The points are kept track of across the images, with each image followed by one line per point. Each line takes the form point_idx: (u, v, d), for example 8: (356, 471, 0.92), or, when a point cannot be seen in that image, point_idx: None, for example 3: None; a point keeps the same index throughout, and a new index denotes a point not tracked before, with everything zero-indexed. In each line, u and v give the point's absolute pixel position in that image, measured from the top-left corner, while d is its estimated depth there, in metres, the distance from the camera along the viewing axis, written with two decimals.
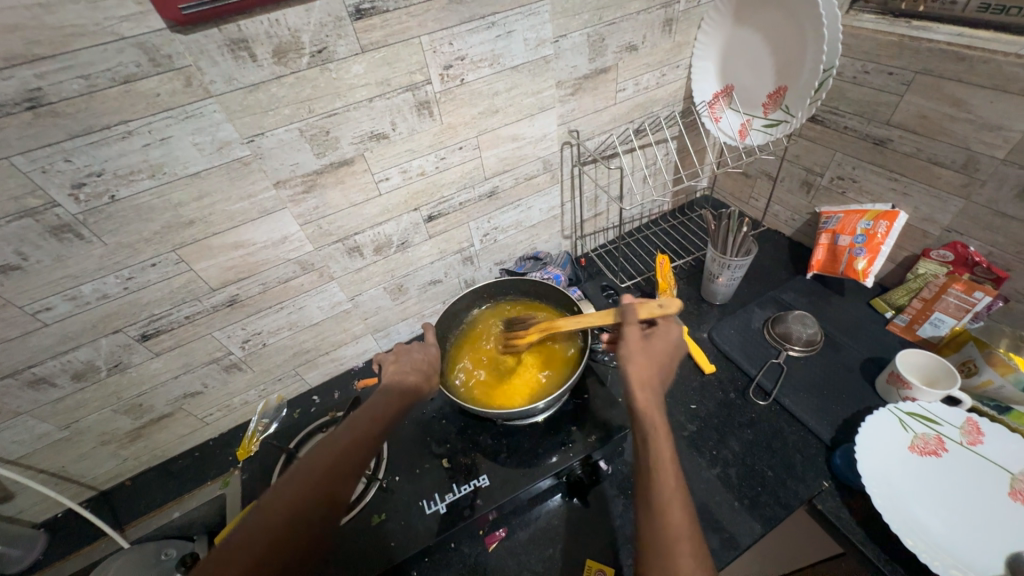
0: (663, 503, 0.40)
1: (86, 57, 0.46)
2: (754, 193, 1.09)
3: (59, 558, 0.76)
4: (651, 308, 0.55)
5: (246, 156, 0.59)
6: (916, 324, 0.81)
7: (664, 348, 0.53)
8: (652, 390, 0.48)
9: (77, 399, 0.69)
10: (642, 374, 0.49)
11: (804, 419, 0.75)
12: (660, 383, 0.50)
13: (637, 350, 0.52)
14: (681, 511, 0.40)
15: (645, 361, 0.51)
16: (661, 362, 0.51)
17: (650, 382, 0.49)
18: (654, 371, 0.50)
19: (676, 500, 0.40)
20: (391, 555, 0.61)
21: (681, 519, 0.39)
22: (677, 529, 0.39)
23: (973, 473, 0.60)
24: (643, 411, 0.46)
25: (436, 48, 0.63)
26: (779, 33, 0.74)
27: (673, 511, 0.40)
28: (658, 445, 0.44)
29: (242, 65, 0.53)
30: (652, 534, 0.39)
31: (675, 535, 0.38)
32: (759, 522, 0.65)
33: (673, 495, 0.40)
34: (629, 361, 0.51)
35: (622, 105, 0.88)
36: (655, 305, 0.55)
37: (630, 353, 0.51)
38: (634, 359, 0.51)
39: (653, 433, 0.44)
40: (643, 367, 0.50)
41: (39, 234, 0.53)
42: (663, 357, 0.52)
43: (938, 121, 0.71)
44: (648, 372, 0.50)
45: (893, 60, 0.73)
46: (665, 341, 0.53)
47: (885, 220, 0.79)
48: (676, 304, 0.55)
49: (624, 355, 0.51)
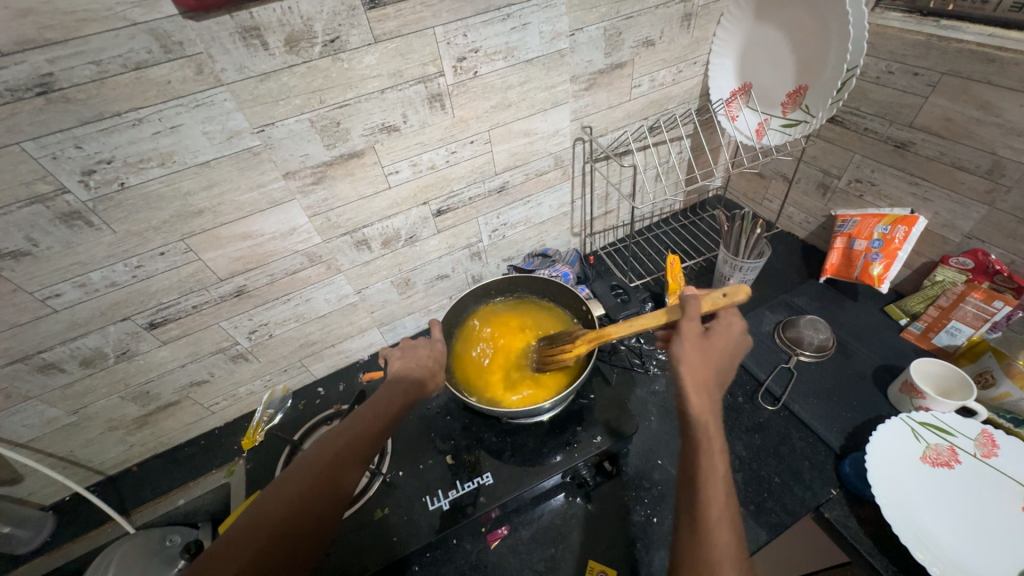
0: (708, 517, 0.38)
1: (97, 43, 0.45)
2: (768, 194, 1.07)
3: (65, 541, 0.77)
4: (715, 299, 0.54)
5: (255, 146, 0.58)
6: (931, 332, 0.79)
7: (725, 350, 0.50)
8: (707, 395, 0.46)
9: (86, 385, 0.69)
10: (696, 376, 0.47)
11: (814, 426, 0.74)
12: (713, 385, 0.47)
13: (694, 348, 0.49)
14: (727, 528, 0.38)
15: (700, 360, 0.48)
16: (718, 363, 0.49)
17: (703, 385, 0.47)
18: (708, 373, 0.48)
19: (722, 513, 0.39)
20: (394, 550, 0.61)
21: (727, 534, 0.37)
22: (722, 545, 0.37)
23: (985, 485, 0.59)
24: (695, 415, 0.44)
25: (449, 40, 0.62)
26: (802, 30, 0.72)
27: (718, 524, 0.38)
28: (709, 453, 0.42)
29: (254, 54, 0.52)
30: (695, 543, 0.37)
31: (718, 554, 0.36)
32: (765, 528, 0.64)
33: (721, 508, 0.39)
34: (683, 359, 0.48)
35: (637, 102, 0.86)
36: (719, 295, 0.54)
37: (687, 350, 0.49)
38: (688, 356, 0.48)
39: (705, 441, 0.42)
40: (698, 368, 0.48)
41: (49, 221, 0.53)
42: (719, 359, 0.50)
43: (963, 124, 0.69)
44: (702, 373, 0.48)
45: (919, 60, 0.71)
46: (725, 340, 0.51)
47: (904, 225, 0.77)
48: (743, 293, 0.53)
49: (679, 350, 0.49)
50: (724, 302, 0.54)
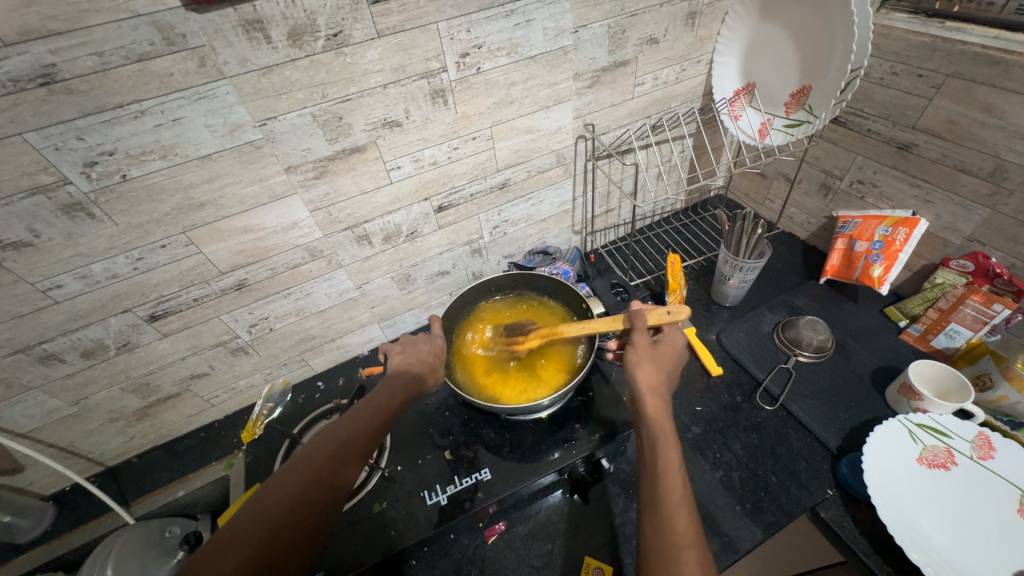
0: (668, 506, 0.40)
1: (100, 34, 0.45)
2: (770, 195, 1.07)
3: (65, 531, 0.78)
4: (660, 314, 0.59)
5: (257, 140, 0.58)
6: (930, 334, 0.79)
7: (672, 356, 0.55)
8: (661, 396, 0.50)
9: (86, 376, 0.69)
10: (651, 379, 0.51)
11: (812, 426, 0.74)
12: (665, 388, 0.51)
13: (646, 355, 0.54)
14: (687, 517, 0.40)
15: (653, 366, 0.53)
16: (666, 368, 0.54)
17: (656, 389, 0.50)
18: (660, 378, 0.52)
19: (681, 502, 0.41)
20: (391, 544, 0.62)
21: (687, 521, 0.39)
22: (682, 532, 0.39)
23: (982, 487, 0.59)
24: (649, 414, 0.48)
25: (453, 36, 0.61)
26: (807, 30, 0.72)
27: (679, 512, 0.40)
28: (665, 446, 0.45)
29: (257, 47, 0.52)
30: (658, 532, 0.39)
31: (680, 539, 0.38)
32: (761, 527, 0.65)
33: (680, 497, 0.41)
34: (638, 365, 0.53)
35: (640, 100, 0.86)
36: (663, 312, 0.59)
37: (640, 358, 0.54)
38: (642, 364, 0.53)
39: (660, 435, 0.46)
40: (651, 373, 0.52)
41: (51, 212, 0.53)
42: (667, 365, 0.54)
43: (967, 126, 0.69)
44: (655, 379, 0.51)
45: (923, 61, 0.71)
46: (672, 349, 0.56)
47: (905, 227, 0.77)
48: (686, 311, 0.57)
49: (633, 359, 0.53)
50: (669, 319, 0.58)
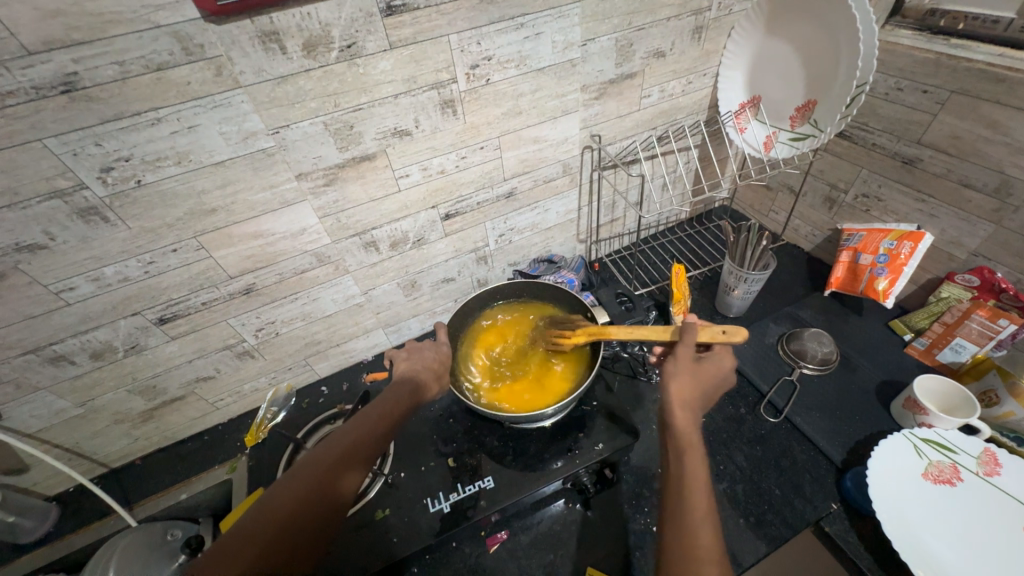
0: (694, 521, 0.40)
1: (120, 44, 0.46)
2: (774, 207, 1.08)
3: (68, 532, 0.78)
4: (713, 333, 0.55)
5: (269, 147, 0.59)
6: (935, 349, 0.79)
7: (715, 376, 0.51)
8: (692, 410, 0.48)
9: (94, 378, 0.70)
10: (684, 391, 0.49)
11: (816, 440, 0.74)
12: (700, 405, 0.49)
13: (685, 368, 0.51)
14: (711, 533, 0.40)
15: (689, 379, 0.50)
16: (705, 385, 0.51)
17: (691, 404, 0.48)
18: (697, 394, 0.49)
19: (706, 519, 0.40)
20: (393, 551, 0.61)
21: (710, 539, 0.39)
22: (706, 549, 0.38)
23: (988, 504, 0.58)
24: (681, 428, 0.46)
25: (463, 48, 0.62)
26: (812, 45, 0.73)
27: (704, 531, 0.39)
28: (694, 461, 0.44)
29: (272, 57, 0.53)
30: (682, 546, 0.39)
31: (704, 556, 0.38)
32: (765, 541, 0.64)
33: (705, 513, 0.41)
34: (673, 376, 0.50)
35: (646, 112, 0.87)
36: (718, 331, 0.54)
37: (678, 369, 0.51)
38: (679, 377, 0.50)
39: (689, 450, 0.44)
40: (686, 386, 0.49)
41: (66, 216, 0.54)
42: (708, 384, 0.51)
43: (972, 142, 0.69)
44: (691, 394, 0.49)
45: (928, 77, 0.71)
46: (716, 369, 0.52)
47: (910, 241, 0.77)
48: (742, 334, 0.53)
49: (671, 370, 0.51)
50: (722, 338, 0.55)
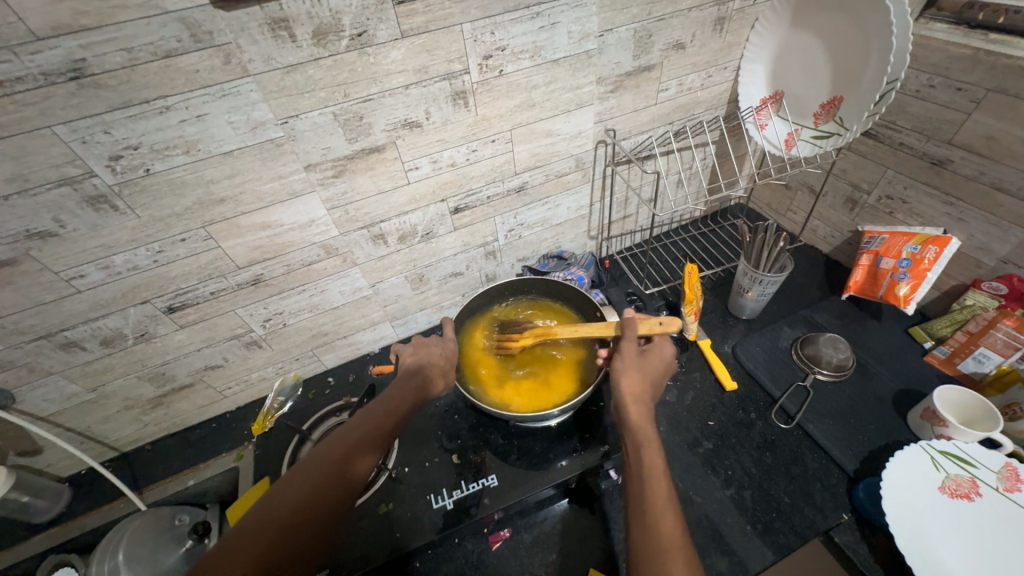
0: (655, 512, 0.40)
1: (129, 30, 0.46)
2: (792, 206, 1.05)
3: (80, 513, 0.80)
4: (651, 324, 0.58)
5: (278, 137, 0.58)
6: (957, 358, 0.77)
7: (659, 367, 0.55)
8: (644, 403, 0.50)
9: (104, 364, 0.70)
10: (634, 387, 0.52)
11: (828, 448, 0.72)
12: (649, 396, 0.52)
13: (632, 363, 0.54)
14: (675, 523, 0.40)
15: (637, 374, 0.53)
16: (652, 377, 0.54)
17: (641, 396, 0.51)
18: (645, 386, 0.52)
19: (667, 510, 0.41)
20: (396, 545, 0.62)
21: (674, 528, 0.39)
22: (669, 537, 0.38)
23: (1009, 521, 0.56)
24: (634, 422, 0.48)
25: (477, 37, 0.61)
26: (840, 38, 0.70)
27: (666, 519, 0.40)
28: (649, 452, 0.45)
29: (281, 45, 0.52)
30: (645, 539, 0.39)
31: (667, 545, 0.38)
32: (772, 549, 0.63)
33: (667, 503, 0.41)
34: (623, 373, 0.53)
35: (663, 106, 0.84)
36: (655, 322, 0.58)
37: (626, 366, 0.54)
38: (627, 372, 0.53)
39: (645, 443, 0.46)
40: (636, 381, 0.52)
41: (76, 203, 0.54)
42: (654, 375, 0.55)
43: (1007, 143, 0.66)
44: (641, 387, 0.52)
45: (964, 74, 0.68)
46: (659, 359, 0.56)
47: (935, 246, 0.74)
48: (676, 324, 0.57)
49: (619, 367, 0.54)
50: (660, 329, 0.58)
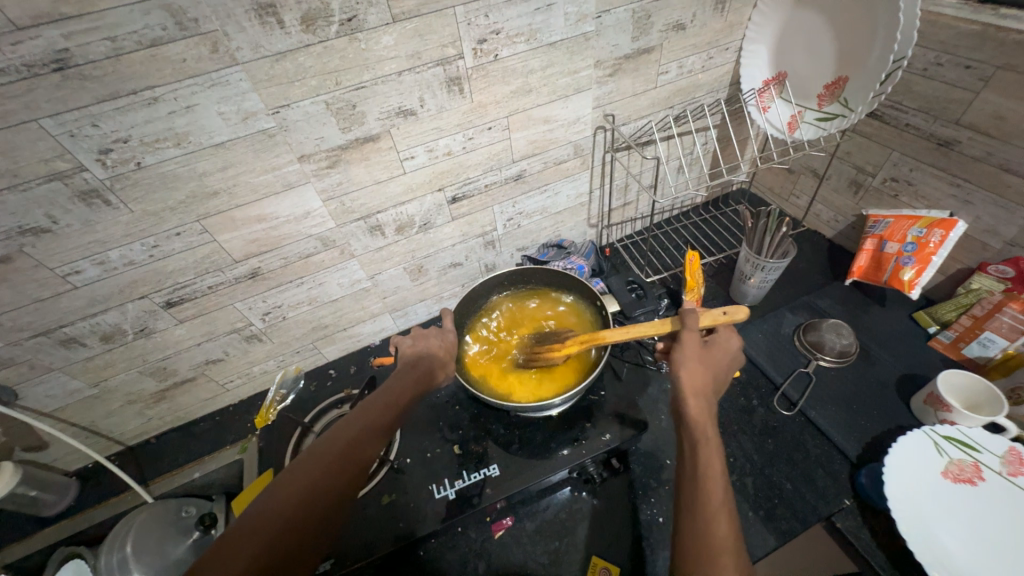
0: (710, 515, 0.40)
1: (112, 18, 0.44)
2: (796, 190, 1.03)
3: (89, 506, 0.81)
4: (715, 315, 0.54)
5: (270, 128, 0.57)
6: (962, 342, 0.76)
7: (723, 361, 0.52)
8: (705, 399, 0.48)
9: (105, 359, 0.71)
10: (694, 381, 0.49)
11: (830, 434, 0.72)
12: (710, 391, 0.50)
13: (694, 356, 0.51)
14: (728, 527, 0.40)
15: (700, 368, 0.50)
16: (715, 372, 0.51)
17: (703, 391, 0.48)
18: (707, 381, 0.50)
19: (722, 513, 0.40)
20: (400, 535, 0.62)
21: (727, 535, 0.39)
22: (722, 542, 0.38)
23: (1012, 506, 0.56)
24: (694, 419, 0.46)
25: (471, 21, 0.59)
26: (846, 15, 0.67)
27: (719, 522, 0.39)
28: (709, 452, 0.43)
29: (269, 32, 0.51)
30: (696, 539, 0.39)
31: (720, 550, 0.38)
32: (773, 535, 0.63)
33: (721, 507, 0.40)
34: (683, 365, 0.50)
35: (663, 89, 0.82)
36: (719, 312, 0.54)
37: (686, 357, 0.51)
38: (688, 365, 0.50)
39: (704, 441, 0.44)
40: (696, 376, 0.50)
41: (68, 199, 0.53)
42: (717, 369, 0.52)
43: (1017, 123, 0.64)
44: (701, 379, 0.50)
45: (973, 51, 0.66)
46: (724, 351, 0.53)
47: (941, 229, 0.73)
48: (743, 312, 0.53)
49: (678, 358, 0.51)
50: (725, 319, 0.54)
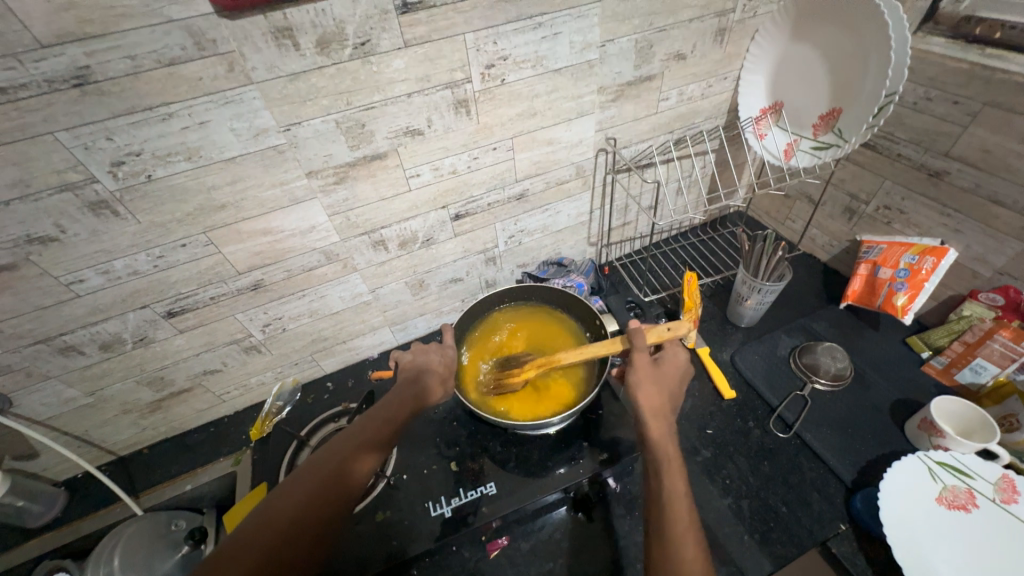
0: (677, 535, 0.40)
1: (133, 38, 0.46)
2: (791, 214, 1.06)
3: (76, 518, 0.79)
4: (659, 331, 0.59)
5: (280, 144, 0.58)
6: (954, 368, 0.77)
7: (675, 376, 0.55)
8: (663, 417, 0.50)
9: (103, 368, 0.70)
10: (651, 400, 0.51)
11: (826, 458, 0.72)
12: (668, 409, 0.51)
13: (648, 376, 0.54)
14: (695, 546, 0.40)
15: (654, 387, 0.52)
16: (669, 390, 0.53)
17: (660, 409, 0.50)
18: (663, 399, 0.52)
19: (688, 532, 0.41)
20: (395, 553, 0.61)
21: (695, 555, 0.39)
22: (692, 564, 0.38)
23: (1005, 533, 0.57)
24: (655, 441, 0.48)
25: (479, 47, 0.61)
26: (840, 51, 0.70)
27: (687, 542, 0.40)
28: (669, 470, 0.45)
29: (285, 54, 0.52)
30: (668, 563, 0.39)
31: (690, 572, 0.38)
32: (769, 560, 0.63)
33: (687, 525, 0.41)
34: (639, 387, 0.52)
35: (663, 115, 0.85)
36: (663, 329, 0.59)
37: (641, 378, 0.53)
38: (643, 385, 0.52)
39: (665, 460, 0.46)
40: (653, 395, 0.52)
41: (77, 209, 0.54)
42: (673, 387, 0.54)
43: (1003, 157, 0.66)
44: (657, 398, 0.52)
45: (960, 88, 0.69)
46: (675, 366, 0.56)
47: (933, 256, 0.74)
48: (684, 327, 0.59)
49: (635, 379, 0.53)
50: (669, 335, 0.59)
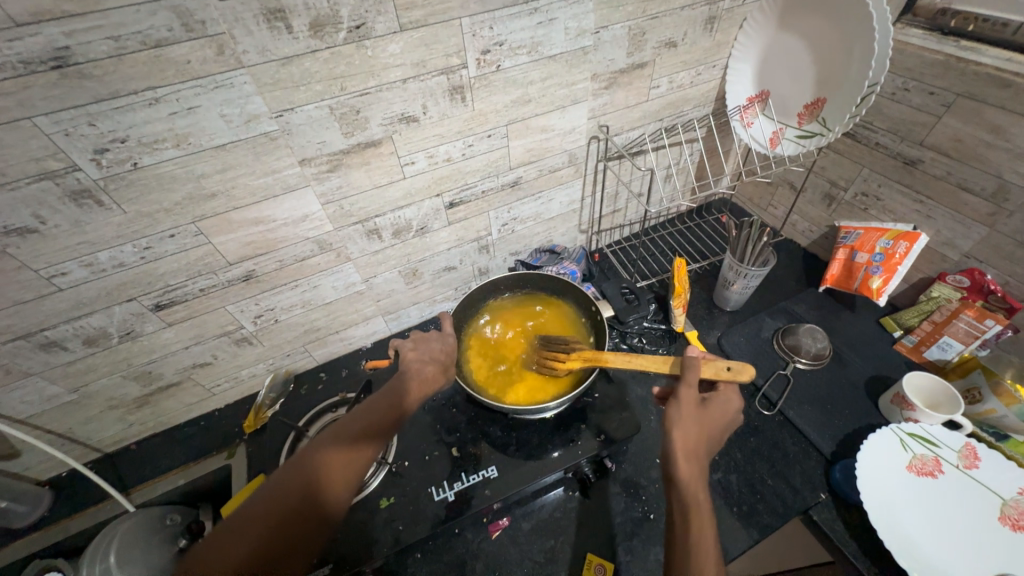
0: None
1: (116, 18, 0.43)
2: (773, 201, 1.09)
3: (63, 517, 0.77)
4: (717, 368, 0.52)
5: (273, 131, 0.57)
6: (924, 346, 0.82)
7: (719, 422, 0.49)
8: (698, 463, 0.45)
9: (88, 364, 0.68)
10: (688, 442, 0.46)
11: (807, 432, 0.77)
12: (704, 454, 0.46)
13: (690, 414, 0.48)
14: None
15: (694, 428, 0.47)
16: (710, 434, 0.48)
17: (697, 454, 0.45)
18: (702, 443, 0.46)
19: None
20: (400, 538, 0.63)
21: None
22: None
23: (966, 495, 0.62)
24: (685, 487, 0.43)
25: (475, 32, 0.60)
26: (825, 41, 0.72)
27: None
28: (699, 527, 0.41)
29: (277, 37, 0.50)
30: None
31: None
32: (756, 529, 0.67)
33: None
34: (677, 424, 0.47)
35: (654, 103, 0.86)
36: (722, 366, 0.52)
37: (682, 415, 0.47)
38: (683, 424, 0.47)
39: (696, 513, 0.42)
40: (691, 436, 0.46)
41: (58, 198, 0.52)
42: (714, 431, 0.49)
43: (973, 146, 0.70)
44: (696, 442, 0.46)
45: (935, 80, 0.72)
46: (721, 411, 0.50)
47: (906, 241, 0.78)
48: (749, 371, 0.50)
49: (673, 415, 0.48)
50: (727, 374, 0.52)
